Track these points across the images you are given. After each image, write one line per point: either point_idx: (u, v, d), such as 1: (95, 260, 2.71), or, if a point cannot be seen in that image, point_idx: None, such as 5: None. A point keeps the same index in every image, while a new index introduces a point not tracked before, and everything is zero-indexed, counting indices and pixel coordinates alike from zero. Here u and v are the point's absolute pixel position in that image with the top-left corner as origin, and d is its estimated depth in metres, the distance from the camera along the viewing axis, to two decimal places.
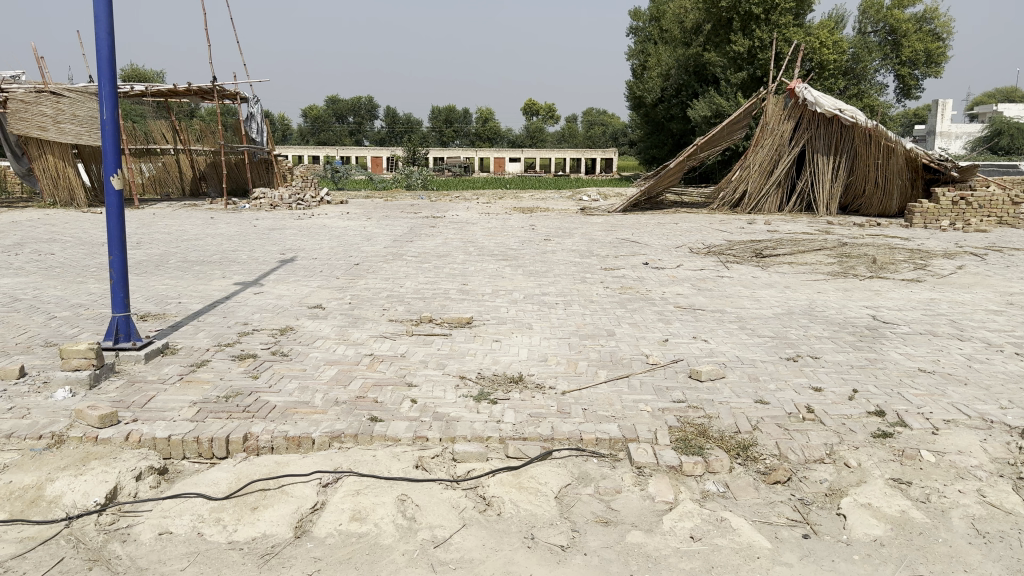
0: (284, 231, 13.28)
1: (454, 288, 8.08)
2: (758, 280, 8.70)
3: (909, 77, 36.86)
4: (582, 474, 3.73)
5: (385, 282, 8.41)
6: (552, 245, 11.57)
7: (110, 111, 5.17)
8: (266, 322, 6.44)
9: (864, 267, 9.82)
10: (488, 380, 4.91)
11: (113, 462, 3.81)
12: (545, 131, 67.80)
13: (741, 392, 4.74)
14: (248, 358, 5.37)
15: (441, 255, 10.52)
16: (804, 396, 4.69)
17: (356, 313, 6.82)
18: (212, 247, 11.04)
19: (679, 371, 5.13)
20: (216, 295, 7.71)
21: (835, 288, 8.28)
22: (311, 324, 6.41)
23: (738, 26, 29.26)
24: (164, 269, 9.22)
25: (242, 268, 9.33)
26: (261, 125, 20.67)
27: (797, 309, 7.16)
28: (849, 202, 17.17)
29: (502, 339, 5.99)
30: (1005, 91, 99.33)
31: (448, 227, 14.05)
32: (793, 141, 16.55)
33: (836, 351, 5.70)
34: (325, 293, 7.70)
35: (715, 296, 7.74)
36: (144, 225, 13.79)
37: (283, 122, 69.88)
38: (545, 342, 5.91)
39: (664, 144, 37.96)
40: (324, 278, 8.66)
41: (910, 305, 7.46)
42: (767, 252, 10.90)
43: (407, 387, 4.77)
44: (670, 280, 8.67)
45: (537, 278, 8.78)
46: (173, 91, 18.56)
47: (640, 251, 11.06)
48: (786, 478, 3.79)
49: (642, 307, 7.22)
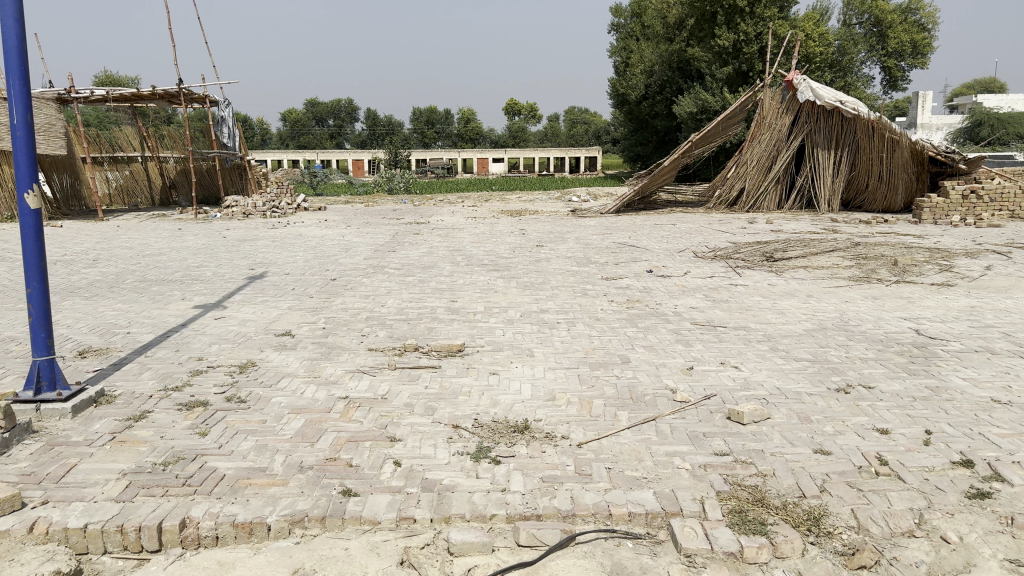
0: (256, 242, 12.39)
1: (442, 306, 7.22)
2: (776, 289, 7.90)
3: (896, 68, 36.43)
4: (615, 567, 2.89)
5: (364, 301, 7.54)
6: (545, 251, 10.76)
7: (21, 114, 4.25)
8: (224, 357, 5.56)
9: (886, 270, 9.05)
10: (488, 430, 4.05)
11: (7, 567, 2.93)
12: (527, 131, 67.06)
13: (794, 439, 3.91)
14: (197, 409, 4.49)
15: (426, 266, 9.67)
16: (872, 444, 3.87)
17: (330, 342, 5.93)
18: (176, 264, 10.12)
19: (714, 411, 4.29)
20: (171, 322, 6.80)
21: (862, 297, 7.49)
22: (277, 357, 5.53)
23: (722, 20, 28.40)
24: (118, 291, 8.32)
25: (206, 287, 8.44)
26: (233, 129, 19.63)
27: (829, 323, 6.34)
28: (851, 197, 16.43)
29: (500, 371, 5.12)
30: (984, 80, 99.89)
31: (433, 234, 13.19)
32: (792, 135, 15.82)
33: (889, 378, 4.88)
34: (295, 317, 6.81)
35: (734, 310, 6.92)
36: (107, 239, 12.87)
37: (262, 128, 68.83)
38: (551, 374, 5.04)
39: (648, 141, 37.30)
40: (296, 297, 7.78)
41: (951, 315, 6.66)
42: (778, 255, 10.13)
43: (389, 442, 3.90)
44: (679, 291, 7.85)
45: (533, 292, 7.94)
46: (138, 95, 17.42)
47: (641, 256, 10.25)
48: (874, 561, 2.96)
49: (655, 325, 6.38)
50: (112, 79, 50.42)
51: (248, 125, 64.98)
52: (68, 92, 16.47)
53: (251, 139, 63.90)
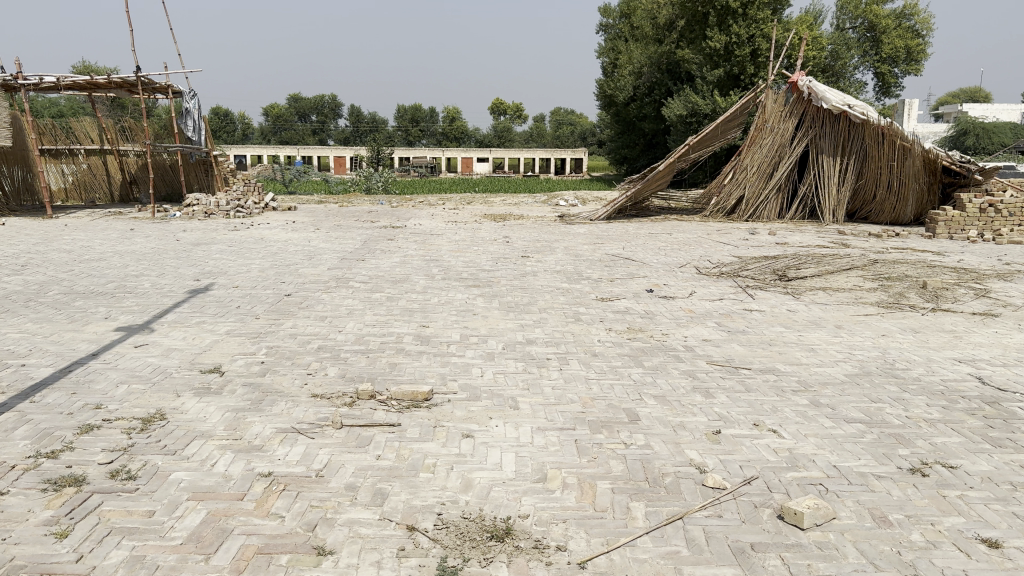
0: (212, 246, 11.22)
1: (409, 333, 6.10)
2: (797, 316, 6.86)
3: (889, 74, 35.62)
4: None
5: (319, 324, 6.40)
6: (532, 264, 9.67)
7: None
8: (128, 405, 4.41)
9: (916, 294, 8.03)
10: (454, 535, 2.95)
11: None
12: (512, 131, 65.88)
13: (876, 558, 2.85)
14: (67, 489, 3.35)
15: (396, 279, 8.54)
16: (984, 567, 2.80)
17: (266, 384, 4.79)
18: (113, 272, 8.92)
19: (761, 506, 3.21)
20: (81, 350, 5.65)
21: (899, 329, 6.45)
22: (193, 407, 4.40)
23: (714, 21, 27.36)
24: (33, 306, 7.11)
25: (138, 303, 7.27)
26: (198, 122, 18.28)
27: (873, 367, 5.27)
28: (857, 208, 15.38)
29: (476, 433, 4.00)
30: (969, 89, 100.33)
31: (409, 240, 12.02)
32: (795, 140, 14.90)
33: (974, 453, 3.81)
34: (230, 347, 5.66)
35: (755, 344, 5.83)
36: (47, 240, 11.64)
37: (243, 122, 67.38)
38: (540, 438, 3.93)
39: (635, 144, 36.38)
40: (239, 318, 6.63)
41: (1012, 356, 5.61)
42: (791, 272, 9.10)
43: (316, 558, 2.79)
44: (687, 317, 6.78)
45: (518, 315, 6.84)
46: (93, 83, 16.09)
47: (638, 272, 9.20)
48: None
49: (664, 364, 5.29)
50: (91, 70, 48.88)
51: (228, 119, 63.48)
52: (15, 78, 15.13)
53: (232, 134, 62.58)
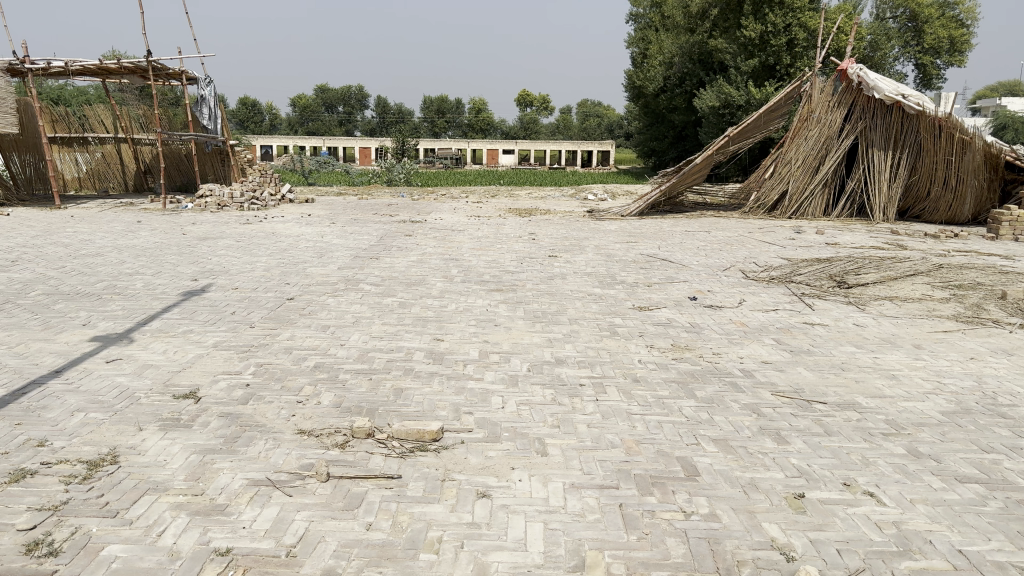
0: (219, 241, 10.52)
1: (421, 349, 5.31)
2: (867, 332, 5.97)
3: (931, 65, 34.09)
4: None
5: (319, 336, 5.62)
6: (559, 265, 8.83)
7: None
8: (76, 443, 3.64)
9: (996, 306, 7.07)
10: None
11: None
12: (539, 123, 64.91)
13: None
14: None
15: (411, 281, 7.76)
16: None
17: (245, 416, 4.01)
18: (106, 269, 8.22)
19: None
20: (45, 364, 4.93)
21: (991, 351, 5.53)
22: (155, 445, 3.63)
23: (749, 10, 26.15)
24: (9, 308, 6.41)
25: (124, 307, 6.54)
26: (214, 109, 17.60)
27: (974, 403, 4.38)
28: (909, 206, 14.31)
29: (495, 492, 3.18)
30: (1008, 83, 97.28)
31: (428, 237, 11.22)
32: (843, 132, 13.93)
33: None
34: (214, 364, 4.89)
35: (825, 369, 4.96)
36: (47, 233, 11.01)
37: (270, 112, 67.14)
38: (576, 500, 3.11)
39: (664, 136, 35.32)
40: (231, 327, 5.86)
41: None
42: (849, 278, 8.18)
43: None
44: (740, 332, 5.91)
45: (545, 327, 6.00)
46: (103, 68, 15.46)
47: (678, 275, 8.33)
48: None
49: (721, 394, 4.44)
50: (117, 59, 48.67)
51: (256, 110, 63.24)
52: (22, 63, 14.53)
53: (258, 124, 62.34)
